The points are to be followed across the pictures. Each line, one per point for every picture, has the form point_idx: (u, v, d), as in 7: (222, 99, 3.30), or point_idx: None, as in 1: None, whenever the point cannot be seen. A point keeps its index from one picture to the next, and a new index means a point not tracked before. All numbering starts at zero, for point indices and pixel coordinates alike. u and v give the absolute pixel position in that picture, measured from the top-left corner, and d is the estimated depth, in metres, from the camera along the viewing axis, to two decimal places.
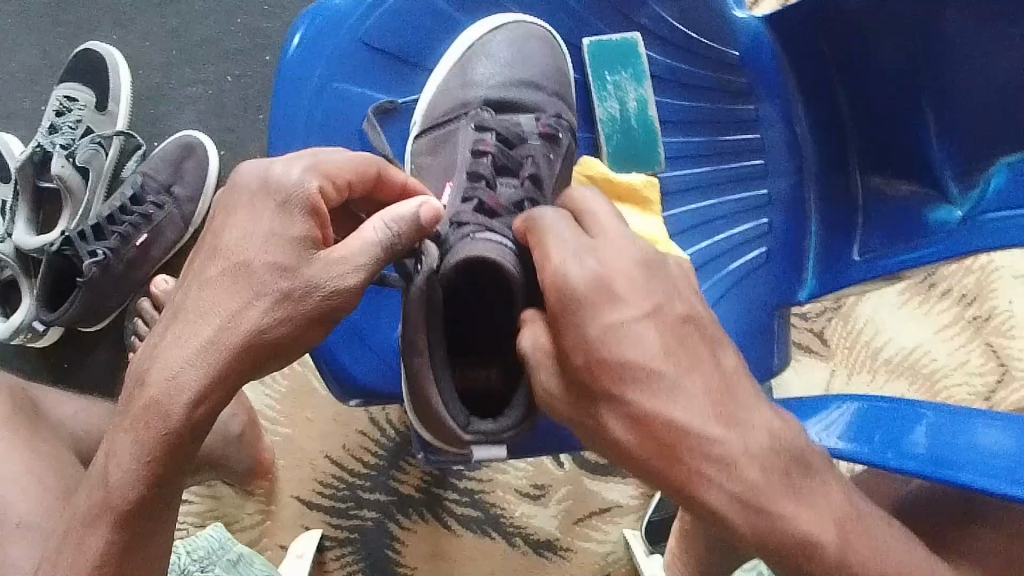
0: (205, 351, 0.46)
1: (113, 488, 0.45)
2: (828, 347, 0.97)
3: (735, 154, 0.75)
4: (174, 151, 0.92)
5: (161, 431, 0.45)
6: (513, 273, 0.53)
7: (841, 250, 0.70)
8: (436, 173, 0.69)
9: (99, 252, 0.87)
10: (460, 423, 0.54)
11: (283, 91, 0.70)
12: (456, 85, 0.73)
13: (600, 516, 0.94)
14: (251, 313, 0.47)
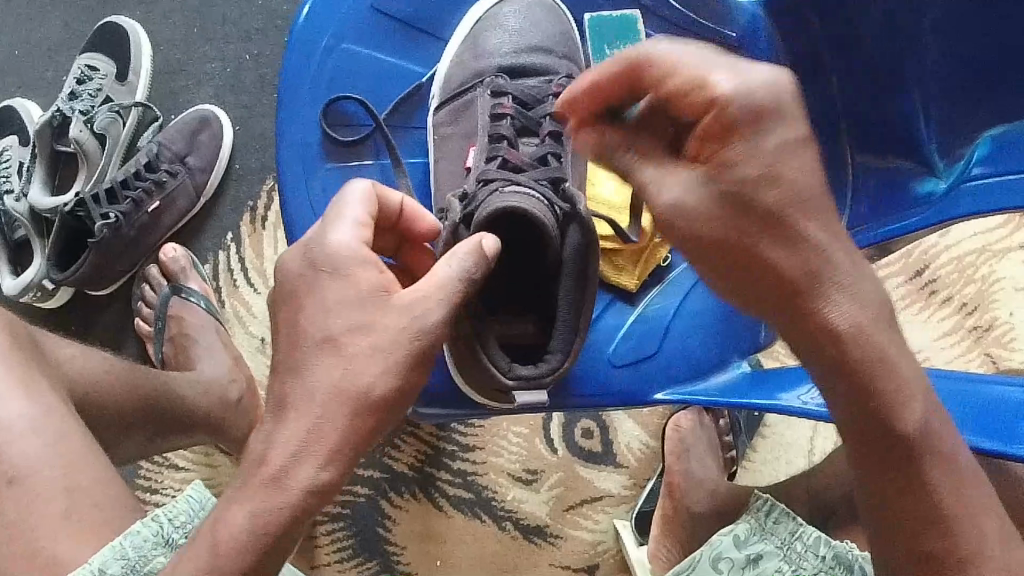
0: (322, 428, 0.47)
1: (224, 548, 0.45)
2: None
3: None
4: (189, 124, 0.94)
5: (283, 501, 0.46)
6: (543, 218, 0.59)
7: None
8: (460, 141, 0.73)
9: (111, 215, 0.89)
10: (503, 370, 0.60)
11: (295, 58, 0.72)
12: (470, 56, 0.75)
13: (591, 505, 0.94)
14: (366, 375, 0.48)
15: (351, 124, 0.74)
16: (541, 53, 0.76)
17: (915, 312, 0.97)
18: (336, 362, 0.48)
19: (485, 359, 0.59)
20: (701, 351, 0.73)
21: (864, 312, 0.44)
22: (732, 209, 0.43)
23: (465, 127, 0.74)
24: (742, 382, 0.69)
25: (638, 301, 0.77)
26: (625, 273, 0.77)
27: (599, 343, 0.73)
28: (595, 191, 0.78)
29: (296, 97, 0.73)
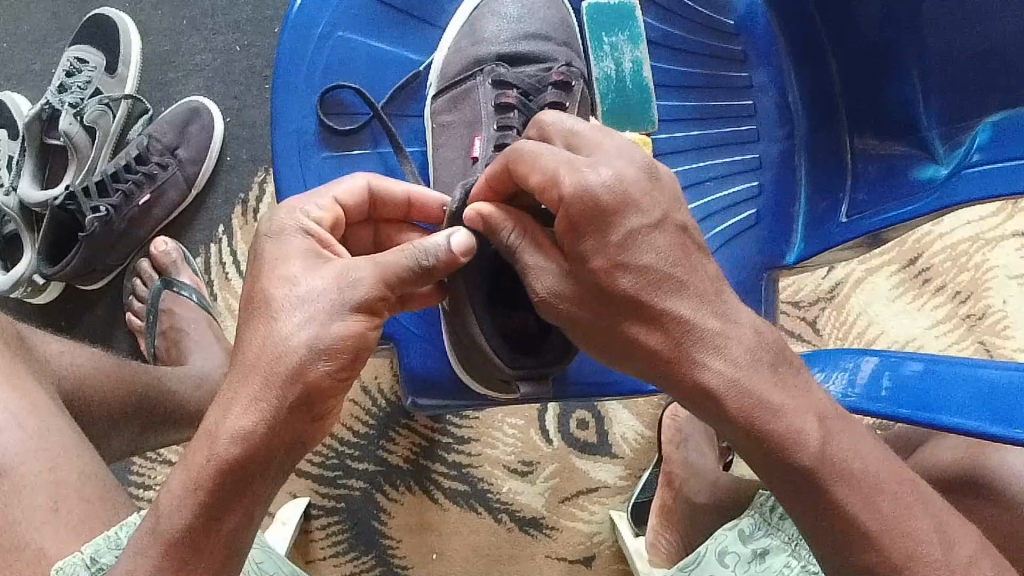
0: (254, 396, 0.48)
1: (164, 518, 0.47)
2: (819, 335, 0.96)
3: (732, 119, 0.80)
4: (180, 115, 0.93)
5: (210, 466, 0.47)
6: None
7: (830, 212, 0.76)
8: (460, 132, 0.73)
9: (102, 208, 0.88)
10: (507, 359, 0.59)
11: (288, 41, 0.72)
12: (468, 42, 0.75)
13: (587, 495, 0.94)
14: (294, 346, 0.48)
15: (346, 112, 0.73)
16: (539, 40, 0.76)
17: (910, 300, 0.97)
18: (270, 329, 0.49)
19: (490, 347, 0.59)
20: None
21: (730, 372, 0.47)
22: (600, 298, 0.49)
23: (466, 116, 0.73)
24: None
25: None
26: None
27: None
28: None
29: (291, 85, 0.72)
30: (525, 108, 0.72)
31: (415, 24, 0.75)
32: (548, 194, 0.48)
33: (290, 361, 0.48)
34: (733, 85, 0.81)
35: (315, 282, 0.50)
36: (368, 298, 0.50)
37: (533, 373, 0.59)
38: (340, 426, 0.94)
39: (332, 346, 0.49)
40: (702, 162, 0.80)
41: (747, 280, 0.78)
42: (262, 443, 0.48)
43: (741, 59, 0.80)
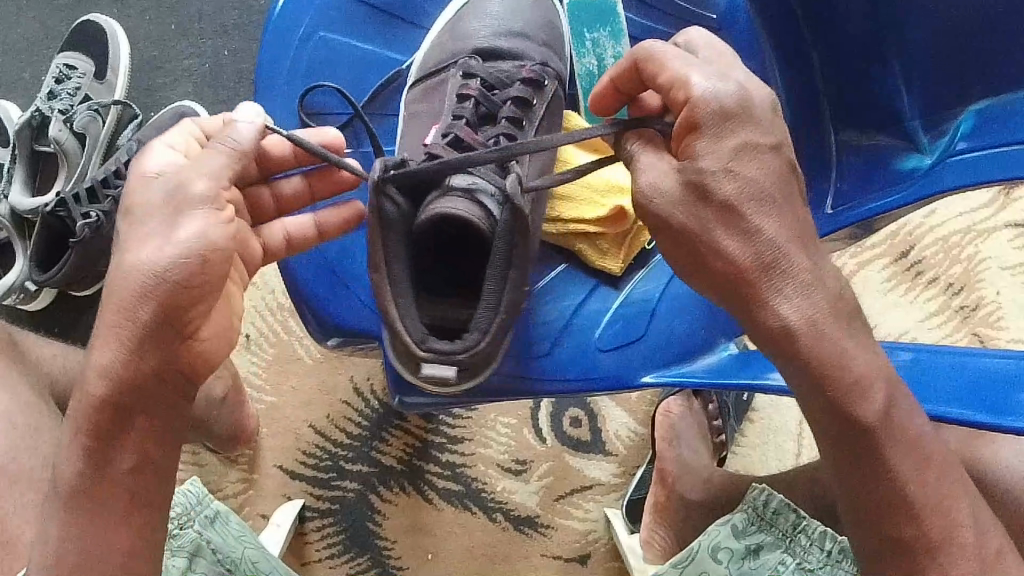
0: (113, 328, 0.49)
1: (64, 472, 0.50)
2: None
3: None
4: (167, 120, 0.92)
5: (91, 405, 0.49)
6: (479, 226, 0.60)
7: (816, 205, 0.75)
8: (425, 121, 0.72)
9: (91, 214, 0.88)
10: (416, 339, 0.60)
11: (268, 41, 0.72)
12: (450, 38, 0.75)
13: (582, 493, 0.94)
14: (138, 263, 0.49)
15: (326, 113, 0.74)
16: (519, 39, 0.74)
17: (903, 293, 0.97)
18: (125, 245, 0.50)
19: (400, 323, 0.59)
20: (684, 332, 0.71)
21: (801, 316, 0.47)
22: (672, 235, 0.50)
23: (433, 105, 0.72)
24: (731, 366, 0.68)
25: (623, 287, 0.75)
26: (609, 256, 0.74)
27: (584, 329, 0.72)
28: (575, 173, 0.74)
29: (273, 86, 0.72)
30: (485, 97, 0.68)
31: (398, 24, 0.78)
32: (671, 97, 0.50)
33: (134, 274, 0.49)
34: None
35: (163, 186, 0.51)
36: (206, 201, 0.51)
37: (439, 357, 0.60)
38: (333, 427, 0.94)
39: (170, 263, 0.49)
40: None
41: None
42: (125, 371, 0.49)
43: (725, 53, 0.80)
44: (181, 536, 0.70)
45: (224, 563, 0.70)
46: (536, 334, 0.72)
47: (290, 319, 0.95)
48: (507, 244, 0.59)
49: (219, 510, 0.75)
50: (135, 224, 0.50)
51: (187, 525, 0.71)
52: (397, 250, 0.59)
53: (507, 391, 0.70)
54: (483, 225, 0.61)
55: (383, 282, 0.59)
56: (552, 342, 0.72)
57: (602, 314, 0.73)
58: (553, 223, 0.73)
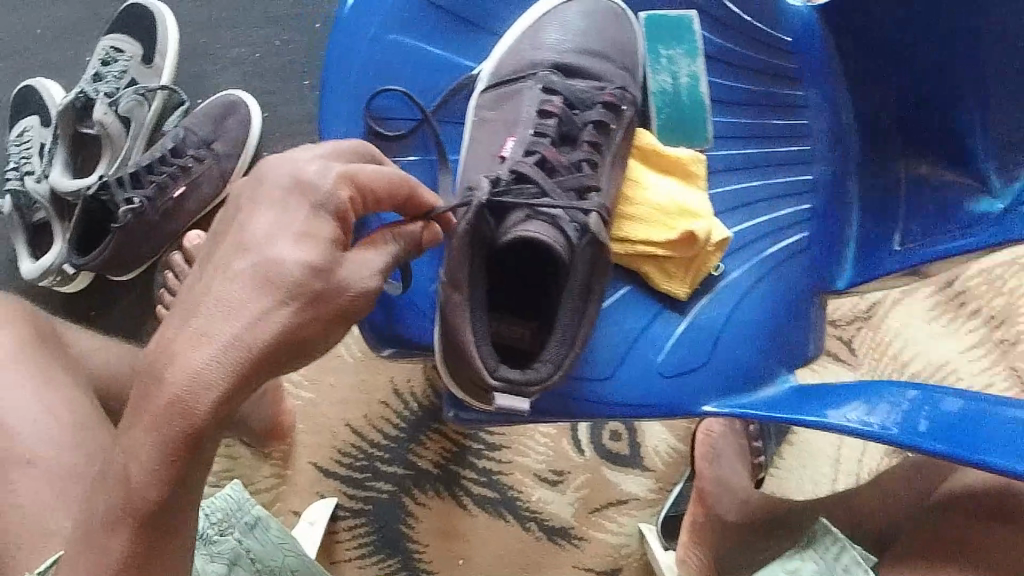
0: (226, 350, 0.45)
1: (137, 488, 0.47)
2: (856, 355, 0.94)
3: (784, 138, 0.79)
4: (217, 108, 0.91)
5: (184, 426, 0.45)
6: (562, 254, 0.59)
7: (882, 241, 0.76)
8: (497, 129, 0.70)
9: (136, 199, 0.86)
10: (488, 368, 0.56)
11: (337, 43, 0.69)
12: (528, 45, 0.73)
13: (617, 507, 0.93)
14: (280, 313, 0.46)
15: (391, 118, 0.70)
16: (597, 58, 0.74)
17: (946, 322, 0.95)
18: (244, 305, 0.45)
19: (473, 348, 0.55)
20: (745, 364, 0.71)
21: None
22: None
23: (506, 115, 0.70)
24: (798, 401, 0.67)
25: (687, 311, 0.73)
26: (675, 280, 0.72)
27: (647, 352, 0.70)
28: (644, 195, 0.73)
29: (337, 94, 0.69)
30: (568, 119, 0.69)
31: (474, 32, 0.73)
32: None
33: (287, 271, 0.46)
34: (788, 103, 0.79)
35: (280, 264, 0.46)
36: (310, 281, 0.47)
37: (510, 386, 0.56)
38: (371, 427, 0.93)
39: (290, 294, 0.46)
40: (756, 180, 0.78)
41: (799, 303, 0.75)
42: (257, 346, 0.45)
43: (795, 77, 0.79)
44: (221, 543, 0.66)
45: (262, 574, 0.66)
46: (597, 355, 0.69)
47: None
48: (591, 267, 0.58)
49: (262, 515, 0.69)
50: (229, 289, 0.46)
51: (228, 531, 0.66)
52: (473, 271, 0.57)
53: (562, 406, 0.68)
54: (566, 249, 0.60)
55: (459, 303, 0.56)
56: (613, 366, 0.69)
57: (664, 337, 0.71)
58: (620, 243, 0.71)
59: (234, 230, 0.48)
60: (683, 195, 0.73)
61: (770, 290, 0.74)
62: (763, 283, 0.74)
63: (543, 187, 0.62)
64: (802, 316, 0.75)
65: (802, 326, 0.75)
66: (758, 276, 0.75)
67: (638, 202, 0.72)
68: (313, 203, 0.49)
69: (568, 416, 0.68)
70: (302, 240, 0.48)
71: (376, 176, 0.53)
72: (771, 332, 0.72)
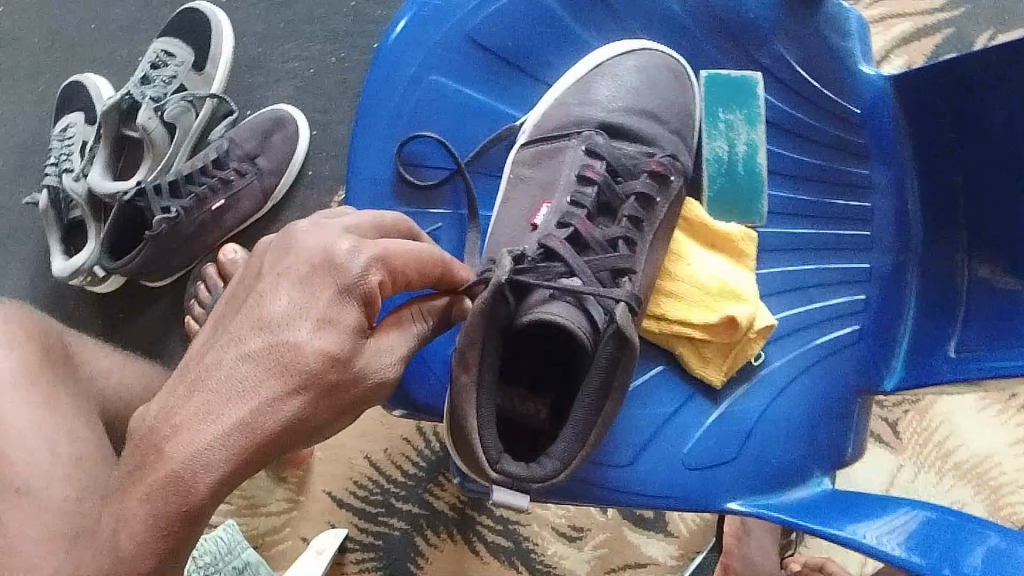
0: (231, 434, 0.41)
1: (123, 558, 0.41)
2: (899, 439, 0.89)
3: (846, 221, 0.75)
4: (264, 122, 0.89)
5: (182, 505, 0.41)
6: (585, 339, 0.55)
7: (937, 345, 0.71)
8: (532, 190, 0.66)
9: (172, 209, 0.85)
10: (491, 459, 0.52)
11: (375, 82, 0.66)
12: (575, 100, 0.69)
13: (634, 570, 0.90)
14: (289, 403, 0.42)
15: (423, 165, 0.67)
16: (649, 119, 0.70)
17: (996, 415, 0.89)
18: (253, 387, 0.42)
19: (477, 440, 0.52)
20: (781, 461, 0.68)
21: None
22: None
23: (545, 175, 0.67)
24: (825, 512, 0.63)
25: (721, 400, 0.69)
26: (711, 365, 0.68)
27: (672, 441, 0.67)
28: (685, 270, 0.70)
29: (371, 130, 0.66)
30: (608, 188, 0.65)
31: (518, 79, 0.69)
32: None
33: (303, 359, 0.42)
34: (851, 181, 0.75)
35: (294, 350, 0.43)
36: (326, 370, 0.43)
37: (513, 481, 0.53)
38: (389, 462, 0.90)
39: (302, 380, 0.42)
40: (810, 263, 0.75)
41: (843, 400, 0.72)
42: (263, 431, 0.42)
43: (862, 154, 0.75)
44: None
45: None
46: (619, 438, 0.66)
47: None
48: (610, 363, 0.54)
49: (251, 561, 0.71)
50: (235, 364, 0.42)
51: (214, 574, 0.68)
52: (486, 352, 0.53)
53: (580, 491, 0.65)
54: (589, 337, 0.55)
55: (467, 387, 0.52)
56: (635, 452, 0.66)
57: (694, 428, 0.68)
58: (655, 319, 0.68)
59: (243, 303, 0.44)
60: (730, 274, 0.69)
61: (810, 384, 0.71)
62: (803, 376, 0.71)
63: (570, 265, 0.57)
64: (847, 415, 0.72)
65: (845, 424, 0.72)
66: (798, 369, 0.72)
67: (679, 278, 0.69)
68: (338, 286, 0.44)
69: (583, 501, 0.65)
70: (323, 328, 0.43)
71: (418, 257, 0.49)
72: (810, 430, 0.70)
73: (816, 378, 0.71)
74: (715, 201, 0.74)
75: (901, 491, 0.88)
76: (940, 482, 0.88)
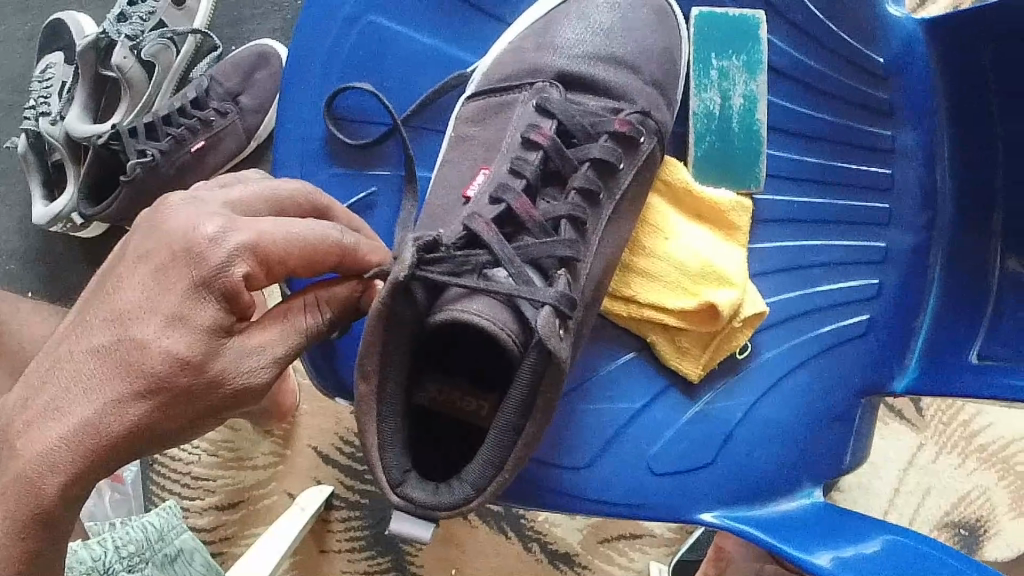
0: (75, 434, 0.38)
1: None
2: (921, 417, 0.81)
3: (866, 190, 0.67)
4: (247, 59, 0.83)
5: (31, 507, 0.38)
6: (508, 346, 0.51)
7: (958, 350, 0.62)
8: (477, 152, 0.61)
9: (148, 152, 0.80)
10: (394, 480, 0.50)
11: (308, 21, 0.63)
12: (533, 46, 0.63)
13: (629, 541, 0.85)
14: (132, 409, 0.38)
15: (360, 120, 0.64)
16: (621, 69, 0.62)
17: None
18: (98, 388, 0.38)
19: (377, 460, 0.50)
20: (765, 469, 0.62)
21: None
22: None
23: (491, 134, 0.61)
24: (800, 535, 0.57)
25: (698, 397, 0.64)
26: (688, 357, 0.63)
27: (638, 441, 0.62)
28: (666, 248, 0.63)
29: (304, 78, 0.63)
30: (557, 153, 0.58)
31: (474, 17, 0.65)
32: None
33: (149, 361, 0.38)
34: (871, 143, 0.66)
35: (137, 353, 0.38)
36: (177, 378, 0.39)
37: (416, 507, 0.50)
38: None
39: (154, 385, 0.39)
40: (813, 239, 0.67)
41: (842, 404, 0.64)
42: (112, 431, 0.38)
43: (887, 112, 0.66)
44: None
45: None
46: (581, 436, 0.61)
47: None
48: (535, 377, 0.50)
49: (185, 548, 0.67)
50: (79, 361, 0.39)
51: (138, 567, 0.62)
52: (390, 356, 0.50)
53: (534, 495, 0.60)
54: (517, 340, 0.52)
55: (367, 399, 0.50)
56: (596, 452, 0.61)
57: (666, 426, 0.63)
58: (624, 302, 0.63)
59: (106, 288, 0.40)
60: (714, 252, 0.63)
61: (807, 380, 0.65)
62: (799, 370, 0.65)
63: (495, 254, 0.53)
64: (847, 418, 0.65)
65: (846, 430, 0.65)
66: (790, 363, 0.65)
67: (657, 256, 0.63)
68: (193, 277, 0.39)
69: (533, 506, 0.60)
70: (169, 324, 0.39)
71: (306, 245, 0.42)
72: (800, 436, 0.63)
73: (814, 372, 0.65)
74: (703, 162, 0.66)
75: (921, 471, 0.81)
76: (963, 464, 0.80)
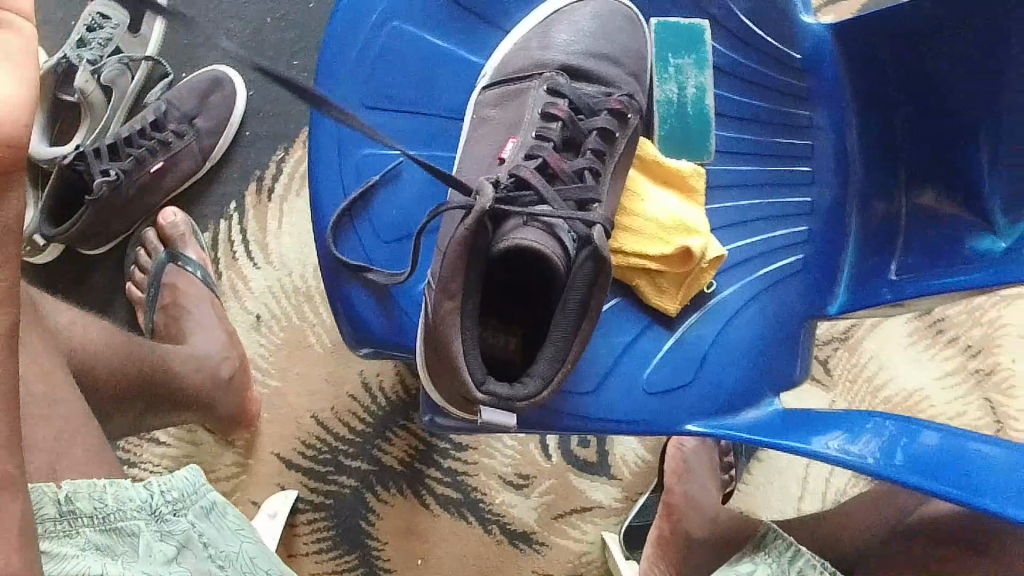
0: None
1: None
2: (831, 377, 0.92)
3: (787, 158, 0.78)
4: (202, 84, 0.90)
5: None
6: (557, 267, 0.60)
7: (879, 272, 0.73)
8: (499, 132, 0.69)
9: (111, 172, 0.85)
10: (475, 381, 0.56)
11: (335, 32, 0.67)
12: (535, 45, 0.72)
13: (581, 514, 0.92)
14: None
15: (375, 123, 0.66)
16: (605, 62, 0.74)
17: (925, 348, 0.93)
18: None
19: (463, 361, 0.56)
20: (737, 385, 0.71)
21: None
22: None
23: (508, 116, 0.70)
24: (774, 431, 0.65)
25: (676, 327, 0.73)
26: (666, 295, 0.72)
27: (630, 370, 0.70)
28: (642, 207, 0.73)
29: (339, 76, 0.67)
30: (572, 124, 0.69)
31: (474, 21, 0.71)
32: None
33: None
34: (795, 122, 0.78)
35: None
36: None
37: (497, 401, 0.56)
38: (335, 420, 0.91)
39: None
40: (755, 198, 0.78)
41: (789, 327, 0.75)
42: None
43: (806, 97, 0.77)
44: (172, 524, 0.57)
45: (216, 559, 0.58)
46: (584, 366, 0.69)
47: (306, 305, 0.92)
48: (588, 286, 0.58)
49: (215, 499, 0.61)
50: None
51: (183, 512, 0.58)
52: (469, 281, 0.57)
53: (553, 421, 0.67)
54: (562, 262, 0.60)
55: (451, 310, 0.56)
56: (597, 380, 0.69)
57: (652, 354, 0.71)
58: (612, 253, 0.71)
59: None
60: (682, 210, 0.72)
61: (759, 311, 0.74)
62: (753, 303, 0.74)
63: (541, 195, 0.63)
64: (794, 337, 0.76)
65: (793, 347, 0.75)
66: (745, 299, 0.75)
67: (636, 214, 0.72)
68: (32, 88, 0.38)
69: (550, 431, 0.68)
70: None
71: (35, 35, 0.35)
72: (760, 357, 0.73)
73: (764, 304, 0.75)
74: (667, 142, 0.77)
75: None
76: None
